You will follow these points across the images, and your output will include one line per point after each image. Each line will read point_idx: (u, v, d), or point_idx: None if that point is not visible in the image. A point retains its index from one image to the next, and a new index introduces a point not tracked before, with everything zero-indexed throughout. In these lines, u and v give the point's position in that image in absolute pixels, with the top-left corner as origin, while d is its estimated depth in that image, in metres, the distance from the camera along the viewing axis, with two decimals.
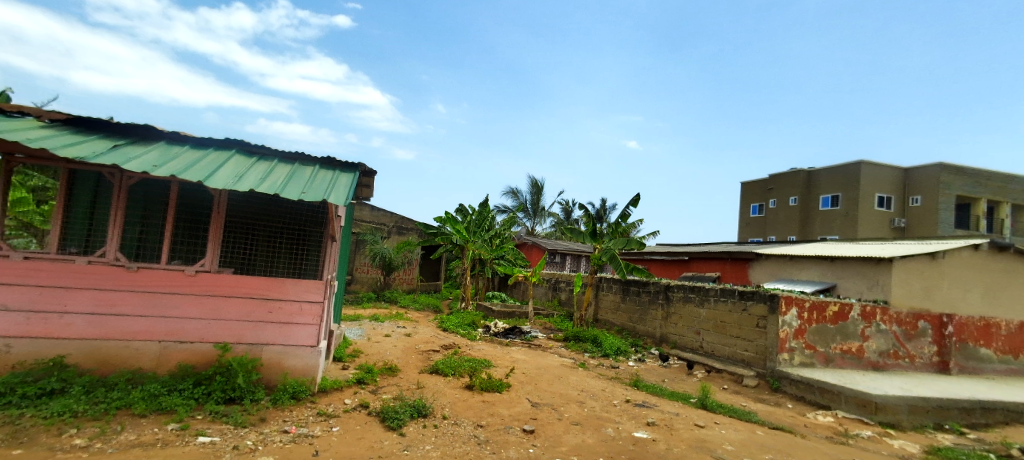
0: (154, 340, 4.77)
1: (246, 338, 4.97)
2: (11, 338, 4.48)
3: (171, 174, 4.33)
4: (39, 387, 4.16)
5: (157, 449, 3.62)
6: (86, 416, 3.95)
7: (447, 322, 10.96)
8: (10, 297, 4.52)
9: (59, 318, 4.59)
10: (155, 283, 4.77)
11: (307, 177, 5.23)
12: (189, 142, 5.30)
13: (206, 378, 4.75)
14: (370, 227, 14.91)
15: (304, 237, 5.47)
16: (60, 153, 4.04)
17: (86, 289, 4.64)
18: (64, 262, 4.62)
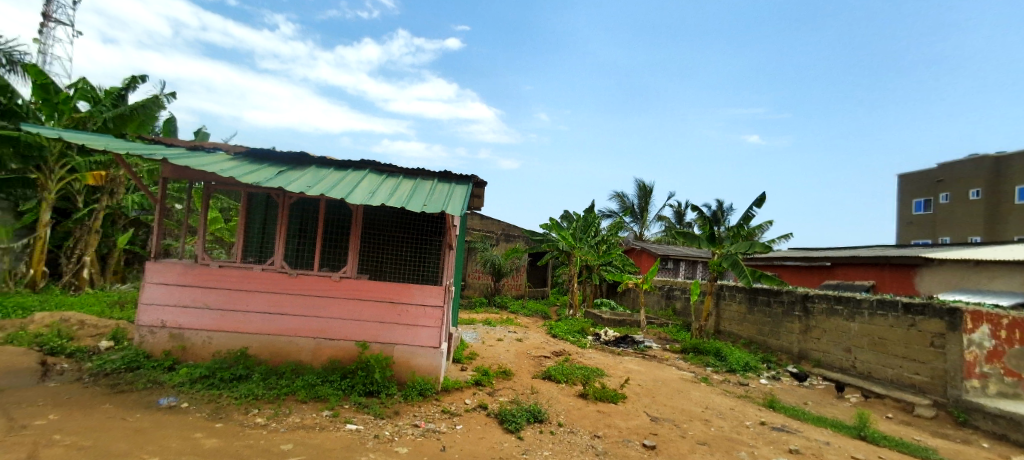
0: (311, 337, 5.57)
1: (381, 338, 5.58)
2: (211, 332, 5.53)
3: (321, 192, 5.11)
4: (232, 372, 5.13)
5: (317, 432, 4.27)
6: (263, 399, 4.80)
7: (557, 328, 11.06)
8: (211, 298, 5.59)
9: (242, 315, 5.57)
10: (310, 287, 5.58)
11: (428, 191, 5.76)
12: (333, 165, 6.19)
13: (350, 372, 5.44)
14: (480, 235, 15.65)
15: (426, 246, 6.03)
16: (243, 179, 5.01)
17: (261, 292, 5.58)
18: (247, 269, 5.62)
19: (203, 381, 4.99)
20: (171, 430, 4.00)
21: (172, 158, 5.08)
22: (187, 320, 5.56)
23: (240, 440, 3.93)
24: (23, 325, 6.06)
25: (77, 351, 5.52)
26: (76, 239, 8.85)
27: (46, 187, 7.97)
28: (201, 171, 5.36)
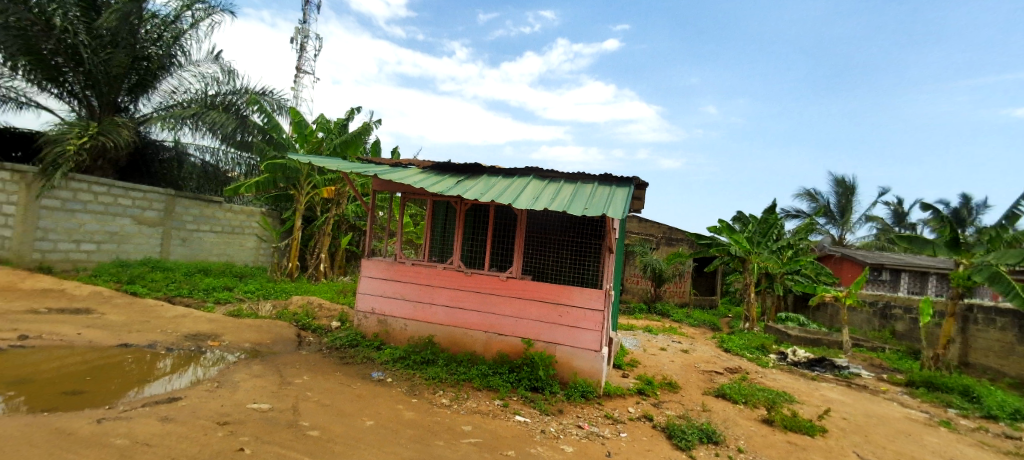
0: (483, 331, 6.06)
1: (544, 337, 5.80)
2: (407, 320, 6.43)
3: (491, 198, 5.58)
4: (422, 355, 5.90)
5: (491, 418, 4.67)
6: (446, 382, 5.42)
7: (730, 342, 10.02)
8: (407, 291, 6.51)
9: (429, 307, 6.35)
10: (482, 285, 6.09)
11: (589, 194, 5.80)
12: (502, 173, 6.66)
13: (517, 366, 5.75)
14: (640, 239, 15.11)
15: (586, 249, 6.07)
16: (429, 189, 5.77)
17: (444, 288, 6.29)
18: (433, 267, 6.40)
19: (402, 361, 5.86)
20: (381, 399, 4.81)
21: (379, 173, 6.11)
22: (390, 309, 6.58)
23: (431, 416, 4.53)
24: (286, 305, 7.94)
25: (318, 328, 7.03)
26: (315, 240, 11.21)
27: (299, 200, 10.29)
28: (399, 182, 6.32)
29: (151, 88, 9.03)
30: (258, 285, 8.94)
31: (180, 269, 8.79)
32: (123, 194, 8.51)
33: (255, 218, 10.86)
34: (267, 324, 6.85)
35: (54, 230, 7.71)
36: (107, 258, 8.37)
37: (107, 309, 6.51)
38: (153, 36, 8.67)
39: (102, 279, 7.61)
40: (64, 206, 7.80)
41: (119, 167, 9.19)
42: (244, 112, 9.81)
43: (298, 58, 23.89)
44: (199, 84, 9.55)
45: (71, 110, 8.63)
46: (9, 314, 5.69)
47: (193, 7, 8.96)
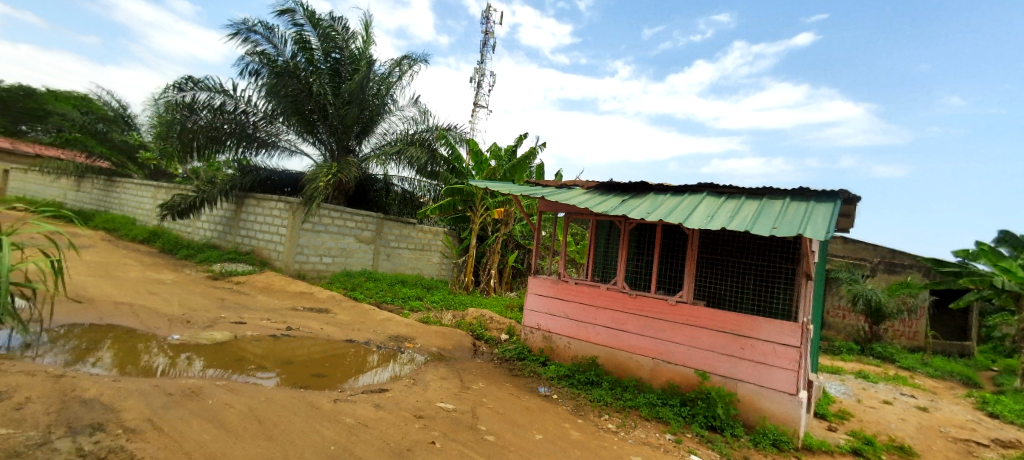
0: (650, 357, 5.75)
1: (722, 371, 5.26)
2: (571, 338, 6.49)
3: (661, 218, 5.35)
4: (587, 376, 5.90)
5: (661, 453, 4.44)
6: (612, 407, 5.34)
7: (998, 405, 7.74)
8: (571, 310, 6.57)
9: (592, 328, 6.29)
10: (649, 309, 5.81)
11: (778, 211, 5.16)
12: (671, 191, 6.25)
13: (690, 400, 5.32)
14: (847, 264, 12.81)
15: (772, 276, 5.44)
16: (594, 209, 5.79)
17: (607, 309, 6.17)
18: (597, 287, 6.35)
19: (568, 380, 5.97)
20: (549, 415, 4.99)
21: (546, 195, 6.36)
22: (555, 326, 6.72)
23: (597, 440, 4.52)
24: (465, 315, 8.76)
25: (490, 339, 7.59)
26: (487, 258, 12.03)
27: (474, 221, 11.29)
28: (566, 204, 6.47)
29: (371, 132, 11.04)
30: (442, 296, 10.01)
31: (386, 279, 10.43)
32: (350, 218, 10.52)
33: (440, 236, 12.31)
34: (450, 331, 7.68)
35: (309, 246, 9.96)
36: (338, 268, 10.40)
37: (339, 310, 8.08)
38: (375, 92, 10.58)
39: (335, 285, 9.52)
40: (315, 227, 10.00)
41: (347, 196, 11.31)
42: (434, 146, 11.19)
43: (476, 94, 26.54)
44: (403, 125, 11.28)
45: (321, 154, 11.05)
46: (280, 309, 7.50)
47: (401, 63, 10.72)
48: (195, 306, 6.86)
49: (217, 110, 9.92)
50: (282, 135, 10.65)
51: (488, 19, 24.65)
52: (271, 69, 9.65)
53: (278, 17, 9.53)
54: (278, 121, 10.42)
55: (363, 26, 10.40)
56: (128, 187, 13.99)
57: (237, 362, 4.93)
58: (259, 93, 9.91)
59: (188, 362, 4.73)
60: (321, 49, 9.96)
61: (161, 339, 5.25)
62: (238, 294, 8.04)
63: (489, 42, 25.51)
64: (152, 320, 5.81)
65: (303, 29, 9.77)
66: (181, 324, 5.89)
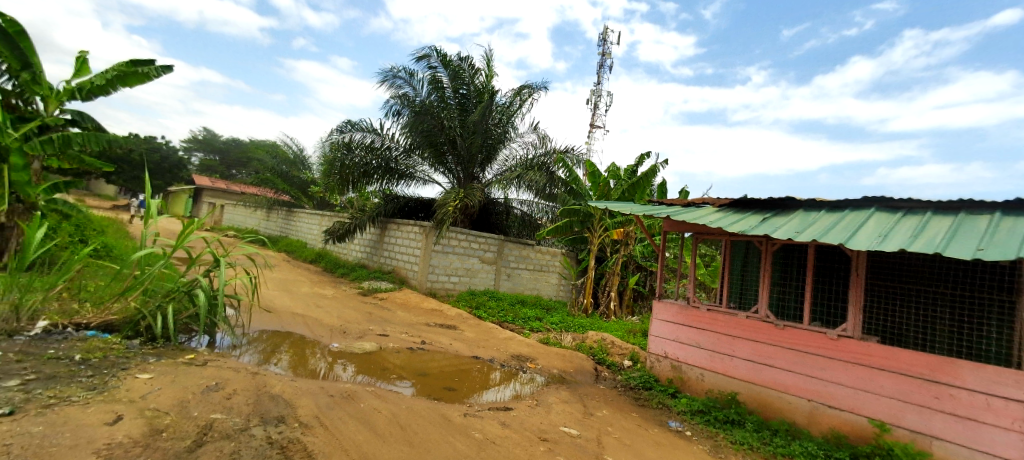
0: (806, 398, 4.92)
1: (908, 423, 4.27)
2: (704, 369, 5.82)
3: (814, 238, 4.68)
4: (725, 414, 5.23)
5: None
6: (759, 453, 4.60)
7: None
8: (703, 339, 5.94)
9: (729, 360, 5.59)
10: (801, 342, 5.01)
11: (980, 229, 4.20)
12: (826, 206, 5.42)
13: (866, 457, 4.38)
14: None
15: (976, 311, 4.39)
16: (730, 229, 5.28)
17: (748, 340, 5.45)
18: (734, 315, 5.68)
19: (702, 416, 5.33)
20: (683, 452, 4.57)
21: (672, 215, 5.95)
22: (685, 355, 6.08)
23: None
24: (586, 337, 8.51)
25: (612, 365, 7.27)
26: (606, 280, 11.65)
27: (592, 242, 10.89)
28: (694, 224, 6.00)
29: (493, 159, 11.62)
30: (562, 318, 9.86)
31: (507, 299, 10.60)
32: (475, 239, 11.02)
33: (558, 257, 12.18)
34: (571, 354, 7.54)
35: (440, 266, 10.70)
36: (464, 287, 10.97)
37: (465, 327, 8.47)
38: (499, 121, 11.13)
39: (461, 303, 10.05)
40: (444, 249, 10.72)
41: (472, 219, 11.87)
42: (553, 170, 11.30)
43: (595, 114, 26.49)
44: (524, 151, 11.62)
45: (449, 182, 11.89)
46: (416, 324, 8.11)
47: (522, 92, 11.19)
48: (349, 318, 7.76)
49: (367, 148, 11.30)
50: (418, 167, 11.68)
51: (605, 41, 24.60)
52: (411, 109, 10.74)
53: (416, 63, 10.58)
54: (415, 155, 11.51)
55: (487, 61, 11.05)
56: (302, 216, 16.59)
57: (381, 371, 5.41)
58: (399, 130, 11.07)
59: (342, 367, 5.33)
60: (451, 87, 10.77)
61: (325, 346, 6.03)
62: (381, 309, 8.90)
63: (606, 64, 25.39)
64: (318, 329, 6.70)
65: (436, 71, 10.70)
66: (338, 334, 6.68)
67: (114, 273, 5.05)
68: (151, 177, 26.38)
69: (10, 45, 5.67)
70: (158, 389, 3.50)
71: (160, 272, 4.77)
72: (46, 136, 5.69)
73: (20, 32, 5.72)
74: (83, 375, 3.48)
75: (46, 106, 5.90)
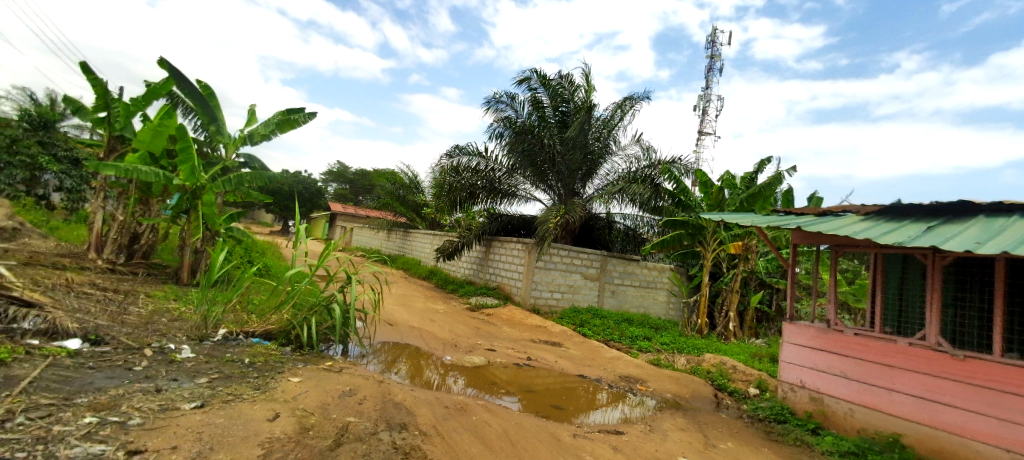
0: (1001, 447, 3.98)
1: None
2: (853, 404, 5.01)
3: (1001, 249, 3.83)
4: (886, 457, 4.34)
5: None
6: None
7: None
8: (849, 368, 5.14)
9: (887, 394, 4.75)
10: (988, 378, 4.11)
11: None
12: (1018, 212, 4.45)
13: None
14: None
15: None
16: (882, 241, 4.54)
17: (911, 372, 4.61)
18: (891, 342, 4.81)
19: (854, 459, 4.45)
20: None
21: (805, 225, 5.31)
22: (827, 386, 5.31)
23: None
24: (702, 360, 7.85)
25: (736, 392, 6.59)
26: (723, 298, 10.75)
27: (705, 257, 10.14)
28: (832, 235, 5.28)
29: (594, 174, 11.46)
30: (673, 338, 9.22)
31: (612, 317, 10.16)
32: (577, 255, 10.81)
33: (666, 273, 11.48)
34: (686, 377, 7.02)
35: (542, 282, 10.70)
36: (566, 304, 10.78)
37: (570, 344, 8.34)
38: (600, 135, 10.97)
39: (564, 320, 9.89)
40: (546, 266, 10.69)
41: (574, 236, 11.70)
42: (657, 181, 10.80)
43: (704, 121, 25.03)
44: (626, 165, 11.26)
45: (551, 200, 11.92)
46: (522, 340, 8.19)
47: (623, 105, 10.96)
48: (460, 332, 8.09)
49: (472, 170, 11.83)
50: (520, 186, 11.90)
51: (712, 43, 23.13)
52: (512, 129, 11.05)
53: (517, 86, 10.91)
54: (517, 174, 11.76)
55: (586, 77, 11.02)
56: (417, 236, 17.86)
57: (490, 385, 5.52)
58: (502, 151, 11.43)
59: (454, 380, 5.54)
60: (551, 105, 10.91)
61: (437, 358, 6.33)
62: (488, 324, 9.13)
63: (715, 67, 23.80)
64: (432, 342, 7.08)
65: (537, 92, 10.94)
66: (450, 347, 6.99)
67: (272, 290, 5.83)
68: (295, 205, 30.30)
69: (204, 105, 6.92)
70: (306, 392, 3.94)
71: (307, 288, 5.40)
72: (226, 176, 6.83)
73: (211, 93, 6.96)
74: (249, 376, 4.04)
75: (227, 152, 7.09)
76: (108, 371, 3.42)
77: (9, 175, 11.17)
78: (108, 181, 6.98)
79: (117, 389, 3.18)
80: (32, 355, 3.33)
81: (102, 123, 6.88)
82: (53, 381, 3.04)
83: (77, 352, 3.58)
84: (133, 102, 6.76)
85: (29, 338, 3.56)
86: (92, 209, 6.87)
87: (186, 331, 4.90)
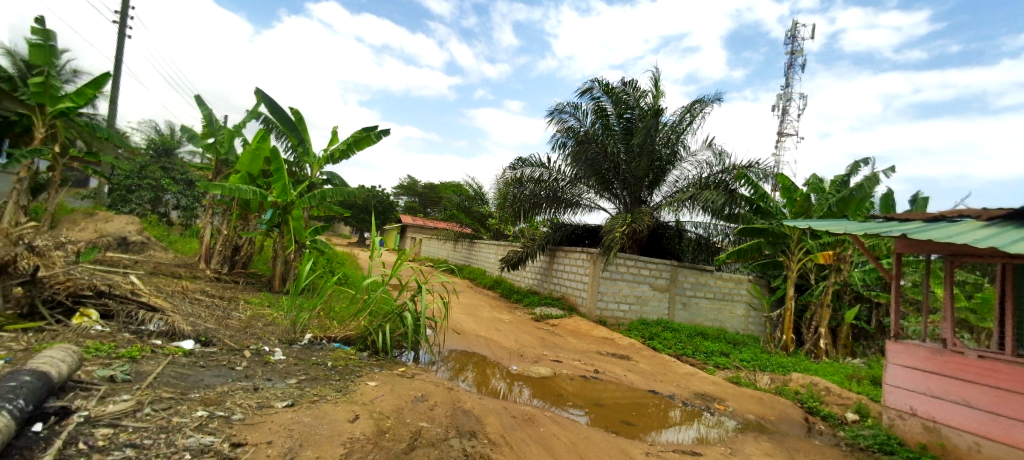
0: None
1: None
2: (980, 438, 4.28)
3: None
4: None
5: None
6: None
7: None
8: (973, 395, 4.42)
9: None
10: None
11: None
12: None
13: None
14: None
15: None
16: (1009, 249, 3.96)
17: None
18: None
19: None
20: None
21: (910, 233, 4.78)
22: (945, 415, 4.58)
23: None
24: (786, 380, 7.28)
25: (830, 416, 5.99)
26: (810, 312, 9.89)
27: (790, 267, 9.35)
28: (943, 244, 4.73)
29: (662, 181, 11.13)
30: (753, 354, 8.64)
31: (685, 330, 9.74)
32: (644, 265, 10.47)
33: (745, 285, 10.80)
34: (769, 398, 6.53)
35: (608, 293, 10.45)
36: (635, 316, 10.46)
37: (639, 358, 8.10)
38: (668, 142, 10.64)
39: (633, 333, 9.62)
40: (611, 276, 10.46)
41: (641, 245, 11.38)
42: (732, 187, 10.25)
43: (784, 121, 23.52)
44: (697, 171, 10.82)
45: (616, 208, 11.70)
46: (588, 352, 8.09)
47: (692, 108, 10.55)
48: (526, 342, 8.14)
49: (535, 181, 11.90)
50: (584, 195, 11.80)
51: (792, 38, 21.74)
52: (575, 139, 11.02)
53: (580, 96, 10.89)
54: (580, 183, 11.67)
55: (652, 82, 10.78)
56: (483, 246, 18.25)
57: (556, 397, 5.50)
58: (566, 161, 11.42)
59: (520, 390, 5.59)
60: (615, 113, 10.77)
61: (503, 367, 6.41)
62: (554, 335, 9.12)
63: (796, 63, 22.33)
64: (499, 351, 7.19)
65: (600, 101, 10.83)
66: (516, 357, 7.06)
67: (351, 298, 6.22)
68: (370, 217, 32.03)
69: (292, 128, 7.59)
70: (381, 396, 4.16)
71: (381, 297, 5.70)
72: (312, 191, 7.41)
73: (300, 117, 7.60)
74: (332, 378, 4.34)
75: (312, 170, 7.69)
76: (215, 370, 3.82)
77: (138, 195, 12.86)
78: (215, 200, 7.83)
79: (222, 386, 3.55)
80: (156, 353, 3.81)
81: (210, 148, 7.76)
82: (172, 377, 3.46)
83: (191, 352, 4.03)
84: (235, 128, 7.57)
85: (154, 338, 4.07)
86: (202, 224, 7.73)
87: (278, 335, 5.35)
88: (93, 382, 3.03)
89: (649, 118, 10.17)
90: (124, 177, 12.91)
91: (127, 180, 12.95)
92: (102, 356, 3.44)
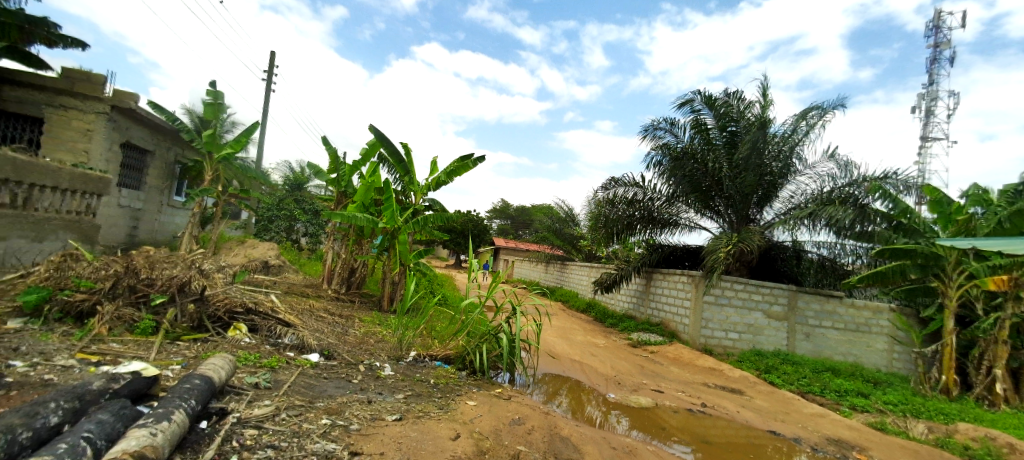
0: None
1: None
2: None
3: None
4: None
5: None
6: None
7: None
8: None
9: None
10: None
11: None
12: None
13: None
14: None
15: None
16: None
17: None
18: None
19: None
20: None
21: None
22: None
23: None
24: (950, 431, 6.07)
25: None
26: (976, 352, 7.84)
27: (948, 299, 7.78)
28: None
29: (774, 197, 10.30)
30: (902, 396, 7.29)
31: (809, 364, 8.58)
32: (756, 290, 9.55)
33: (885, 315, 8.90)
34: (926, 450, 5.49)
35: (714, 320, 9.74)
36: (746, 346, 9.54)
37: (754, 393, 7.38)
38: (779, 154, 9.85)
39: (746, 366, 8.79)
40: (717, 301, 9.74)
41: (751, 267, 10.58)
42: (864, 201, 9.02)
43: (925, 125, 20.56)
44: (816, 184, 9.84)
45: (720, 227, 11.06)
46: (692, 383, 7.61)
47: (808, 116, 9.73)
48: (623, 369, 7.88)
49: (630, 201, 11.63)
50: (683, 214, 11.30)
51: (933, 29, 19.15)
52: (670, 156, 10.68)
53: (678, 110, 10.54)
54: (678, 202, 11.18)
55: (760, 91, 10.15)
56: (576, 268, 18.11)
57: (658, 430, 5.23)
58: (661, 180, 11.05)
59: (617, 419, 5.41)
60: (718, 126, 10.25)
61: (600, 395, 6.26)
62: (653, 363, 8.73)
63: (942, 58, 19.56)
64: (594, 377, 7.05)
65: (700, 113, 10.38)
66: (613, 384, 6.86)
67: (450, 318, 6.50)
68: (468, 241, 33.39)
69: (401, 161, 8.27)
70: (480, 416, 4.28)
71: (478, 318, 5.90)
72: (416, 217, 7.97)
73: (408, 150, 8.26)
74: (435, 395, 4.56)
75: (416, 198, 8.28)
76: (336, 381, 4.23)
77: (276, 225, 14.78)
78: (336, 227, 8.74)
79: (342, 397, 3.90)
80: (290, 364, 4.31)
81: (333, 182, 8.71)
82: (302, 386, 3.88)
83: (316, 364, 4.50)
84: (353, 163, 8.45)
85: (288, 351, 4.62)
86: (325, 249, 8.66)
87: (387, 351, 5.77)
88: (243, 387, 3.51)
89: (756, 129, 9.53)
90: (267, 209, 14.95)
91: (268, 212, 14.96)
92: (250, 365, 3.97)
